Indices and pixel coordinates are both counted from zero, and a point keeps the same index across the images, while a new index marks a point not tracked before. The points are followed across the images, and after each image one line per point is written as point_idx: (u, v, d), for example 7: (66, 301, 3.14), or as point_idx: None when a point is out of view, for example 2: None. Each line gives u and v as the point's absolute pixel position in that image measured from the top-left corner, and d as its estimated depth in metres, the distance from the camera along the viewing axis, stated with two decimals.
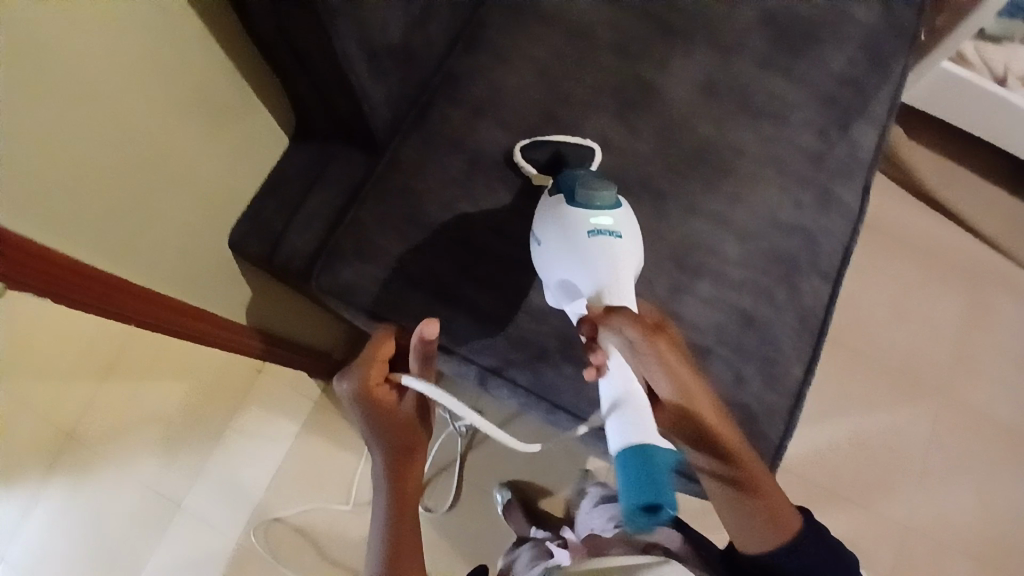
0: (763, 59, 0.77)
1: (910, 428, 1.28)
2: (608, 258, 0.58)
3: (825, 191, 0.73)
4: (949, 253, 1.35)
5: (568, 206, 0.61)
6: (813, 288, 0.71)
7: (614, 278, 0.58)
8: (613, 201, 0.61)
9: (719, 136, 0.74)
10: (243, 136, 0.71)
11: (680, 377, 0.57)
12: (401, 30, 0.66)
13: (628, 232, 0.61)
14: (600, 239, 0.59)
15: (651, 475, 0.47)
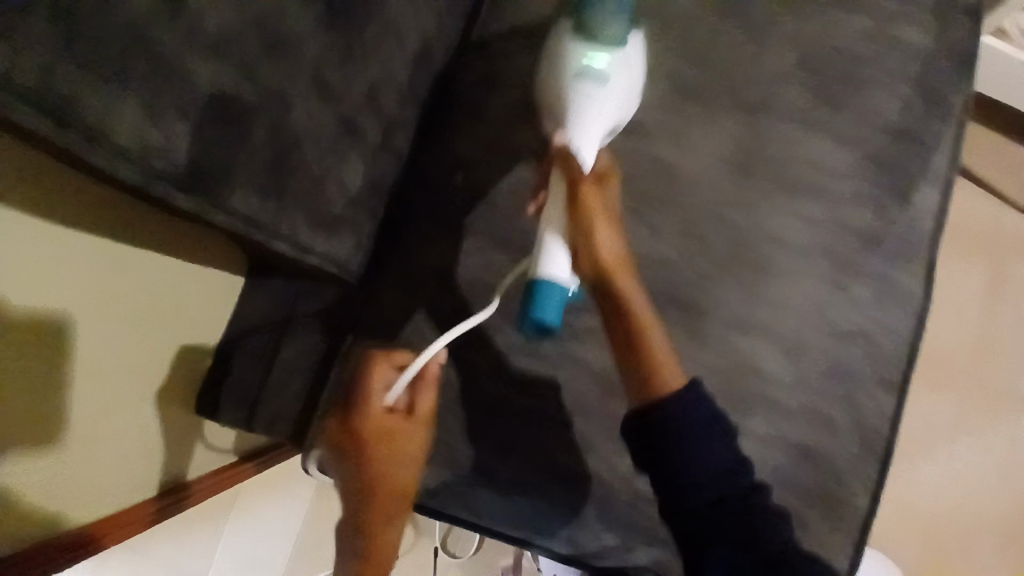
0: (802, 117, 0.63)
1: (942, 420, 1.11)
2: (583, 105, 0.53)
3: (883, 278, 0.62)
4: (1008, 233, 1.17)
5: (571, 39, 0.54)
6: (876, 401, 0.61)
7: (578, 125, 0.53)
8: (618, 40, 0.53)
9: (756, 225, 0.61)
10: (196, 309, 0.63)
11: (587, 207, 0.50)
12: (363, 168, 0.51)
13: (619, 87, 0.54)
14: (585, 81, 0.53)
15: (544, 297, 0.50)
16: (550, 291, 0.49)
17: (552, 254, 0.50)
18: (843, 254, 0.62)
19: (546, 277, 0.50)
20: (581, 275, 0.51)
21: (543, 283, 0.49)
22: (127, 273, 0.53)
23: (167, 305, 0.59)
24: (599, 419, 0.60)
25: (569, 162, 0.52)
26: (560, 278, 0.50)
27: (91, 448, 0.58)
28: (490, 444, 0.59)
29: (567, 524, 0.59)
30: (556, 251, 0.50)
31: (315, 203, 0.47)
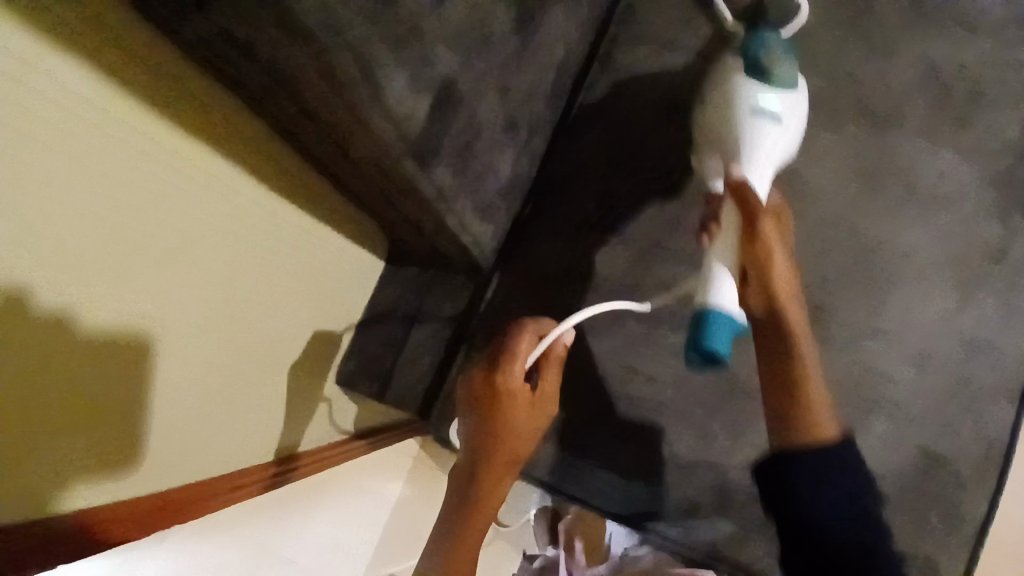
0: (928, 132, 0.64)
1: None
2: (758, 141, 0.54)
3: (1009, 290, 0.62)
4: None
5: (744, 75, 0.55)
6: (1003, 413, 0.60)
7: (754, 162, 0.54)
8: (789, 83, 0.56)
9: (878, 233, 0.63)
10: (335, 288, 0.68)
11: (770, 251, 0.51)
12: (512, 164, 0.57)
13: (790, 122, 0.56)
14: (761, 118, 0.54)
15: (715, 331, 0.50)
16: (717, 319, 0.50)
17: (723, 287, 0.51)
18: (966, 265, 0.62)
19: (718, 310, 0.50)
20: (749, 303, 0.52)
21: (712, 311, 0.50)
22: (275, 225, 0.57)
23: (304, 273, 0.63)
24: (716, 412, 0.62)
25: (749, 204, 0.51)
26: (728, 308, 0.50)
27: (222, 404, 0.60)
28: (609, 428, 0.64)
29: (676, 509, 0.63)
30: (727, 286, 0.51)
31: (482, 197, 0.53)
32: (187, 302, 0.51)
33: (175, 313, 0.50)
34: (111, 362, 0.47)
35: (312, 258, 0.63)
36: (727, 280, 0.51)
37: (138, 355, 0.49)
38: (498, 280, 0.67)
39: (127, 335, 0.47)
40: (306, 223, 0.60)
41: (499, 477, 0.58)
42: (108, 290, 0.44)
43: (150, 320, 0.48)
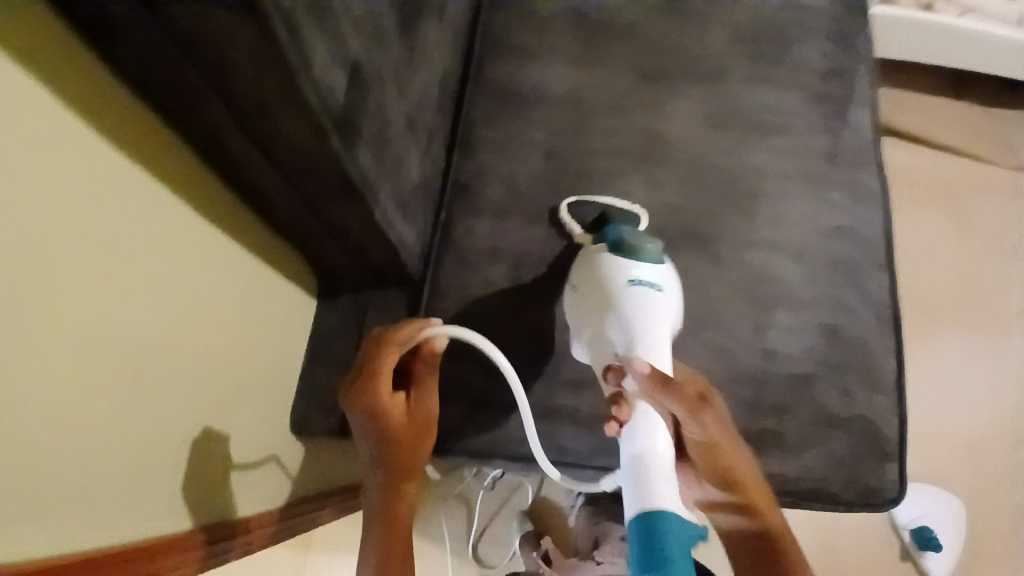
0: (751, 77, 0.78)
1: (938, 346, 1.20)
2: (643, 307, 0.59)
3: (852, 183, 0.75)
4: (938, 176, 1.30)
5: (613, 256, 0.62)
6: (876, 280, 0.72)
7: (643, 333, 0.58)
8: (656, 257, 0.62)
9: (736, 162, 0.74)
10: (278, 328, 0.66)
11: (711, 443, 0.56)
12: (418, 165, 0.63)
13: (668, 288, 0.61)
14: (641, 291, 0.59)
15: (663, 544, 0.49)
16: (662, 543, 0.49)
17: (657, 495, 0.52)
18: (812, 172, 0.75)
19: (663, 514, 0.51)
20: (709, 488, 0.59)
21: (658, 516, 0.50)
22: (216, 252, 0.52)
23: (245, 311, 0.59)
24: None
25: (675, 398, 0.54)
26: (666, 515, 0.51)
27: (181, 451, 0.52)
28: (564, 385, 0.68)
29: None
30: (663, 491, 0.52)
31: (401, 191, 0.58)
32: (137, 336, 0.45)
33: (147, 343, 0.45)
34: (70, 404, 0.39)
35: (251, 294, 0.59)
36: (660, 483, 0.53)
37: (97, 395, 0.41)
38: (434, 280, 0.71)
39: (79, 376, 0.39)
40: (244, 256, 0.57)
41: (404, 485, 0.54)
42: (62, 310, 0.38)
43: (98, 354, 0.41)
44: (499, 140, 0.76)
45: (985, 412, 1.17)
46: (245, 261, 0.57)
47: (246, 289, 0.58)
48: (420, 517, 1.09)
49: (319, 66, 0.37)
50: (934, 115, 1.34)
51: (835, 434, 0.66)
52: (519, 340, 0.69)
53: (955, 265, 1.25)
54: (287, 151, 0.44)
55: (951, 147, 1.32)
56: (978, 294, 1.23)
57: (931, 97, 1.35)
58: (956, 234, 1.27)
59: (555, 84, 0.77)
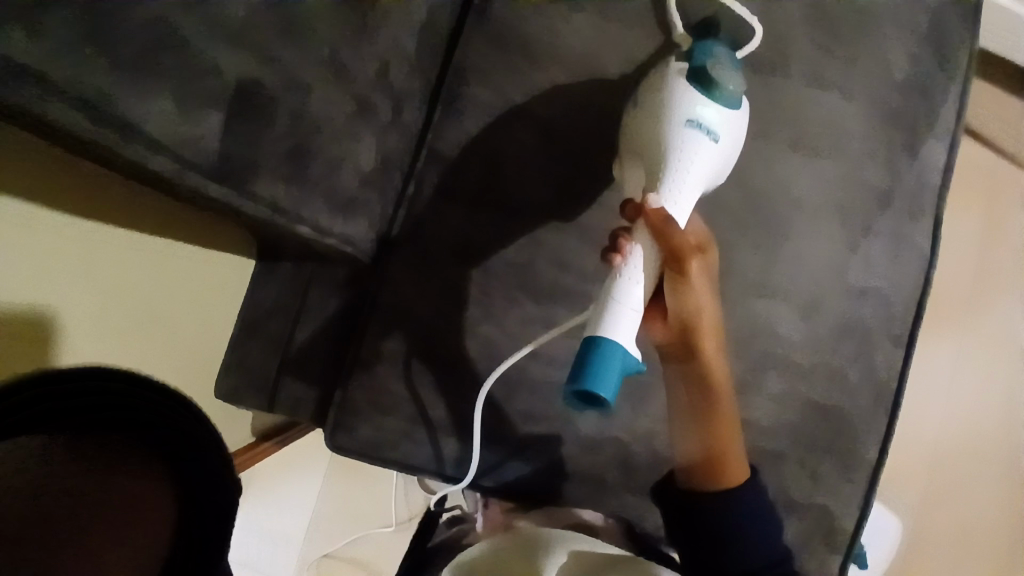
0: (818, 76, 0.62)
1: (936, 371, 1.10)
2: (689, 152, 0.53)
3: (895, 235, 0.63)
4: (1001, 183, 1.12)
5: (684, 80, 0.54)
6: (886, 355, 0.62)
7: (678, 175, 0.53)
8: (732, 101, 0.55)
9: (768, 186, 0.61)
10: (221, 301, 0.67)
11: (690, 287, 0.54)
12: (375, 148, 0.51)
13: (725, 139, 0.55)
14: (693, 132, 0.53)
15: (602, 367, 0.48)
16: (608, 355, 0.48)
17: (620, 319, 0.50)
18: (855, 213, 0.62)
19: (607, 339, 0.49)
20: (675, 346, 0.56)
21: (604, 342, 0.49)
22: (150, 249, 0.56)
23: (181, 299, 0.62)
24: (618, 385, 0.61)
25: (671, 233, 0.52)
26: (620, 339, 0.49)
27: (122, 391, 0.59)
28: (514, 415, 0.61)
29: (585, 487, 0.62)
30: (627, 323, 0.50)
31: (340, 189, 0.46)
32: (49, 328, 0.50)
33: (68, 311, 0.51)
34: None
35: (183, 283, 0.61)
36: (625, 309, 0.50)
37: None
38: (386, 268, 0.61)
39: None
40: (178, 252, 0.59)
41: None
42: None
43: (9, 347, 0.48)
44: (489, 107, 0.62)
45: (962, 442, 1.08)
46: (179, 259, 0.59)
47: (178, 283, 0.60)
48: None
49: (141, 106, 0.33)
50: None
51: (789, 514, 0.61)
52: (470, 355, 0.61)
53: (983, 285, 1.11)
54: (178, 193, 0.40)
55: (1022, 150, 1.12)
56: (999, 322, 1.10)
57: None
58: (998, 250, 1.11)
59: (574, 43, 0.62)
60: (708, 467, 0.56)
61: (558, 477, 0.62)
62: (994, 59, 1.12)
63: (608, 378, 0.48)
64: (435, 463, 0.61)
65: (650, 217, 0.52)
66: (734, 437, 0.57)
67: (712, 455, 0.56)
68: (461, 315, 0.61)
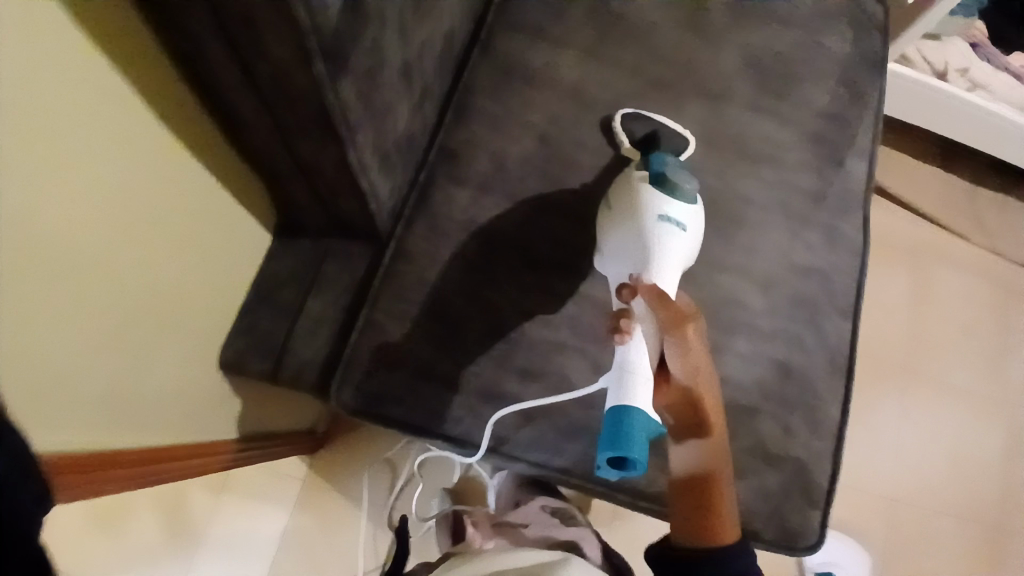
0: (756, 104, 0.78)
1: (877, 404, 1.20)
2: (662, 243, 0.61)
3: (831, 228, 0.76)
4: (914, 240, 1.31)
5: (650, 186, 0.64)
6: (836, 326, 0.72)
7: (658, 260, 0.61)
8: (691, 198, 0.65)
9: (725, 185, 0.74)
10: (240, 277, 0.68)
11: (689, 353, 0.57)
12: (407, 119, 0.60)
13: (690, 228, 0.64)
14: (666, 226, 0.62)
15: (626, 433, 0.54)
16: (633, 419, 0.54)
17: (638, 389, 0.56)
18: (796, 209, 0.75)
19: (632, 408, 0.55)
20: (674, 414, 0.58)
21: (627, 410, 0.54)
22: (91, 99, 0.42)
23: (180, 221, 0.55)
24: (606, 344, 0.68)
25: (667, 300, 0.58)
26: (640, 406, 0.55)
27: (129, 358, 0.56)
28: (513, 373, 0.67)
29: (579, 444, 0.67)
30: (641, 391, 0.56)
31: (382, 139, 0.55)
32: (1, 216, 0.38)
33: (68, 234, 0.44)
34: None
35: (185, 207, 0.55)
36: (640, 380, 0.56)
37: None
38: (401, 240, 0.69)
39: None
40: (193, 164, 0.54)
41: None
42: None
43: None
44: (494, 114, 0.74)
45: (911, 470, 1.17)
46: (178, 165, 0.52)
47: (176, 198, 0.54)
48: (340, 479, 1.07)
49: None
50: (921, 184, 1.35)
51: (767, 467, 0.66)
52: (476, 318, 0.67)
53: (911, 328, 1.25)
54: (269, 74, 0.44)
55: (927, 213, 1.33)
56: (926, 360, 1.24)
57: (920, 166, 1.36)
58: (913, 294, 1.28)
59: (564, 69, 0.76)
60: (712, 529, 0.58)
61: (555, 432, 0.66)
62: (891, 140, 1.36)
63: (635, 439, 0.53)
64: (441, 417, 0.65)
65: (649, 292, 0.59)
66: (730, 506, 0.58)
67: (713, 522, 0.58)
68: (469, 281, 0.68)
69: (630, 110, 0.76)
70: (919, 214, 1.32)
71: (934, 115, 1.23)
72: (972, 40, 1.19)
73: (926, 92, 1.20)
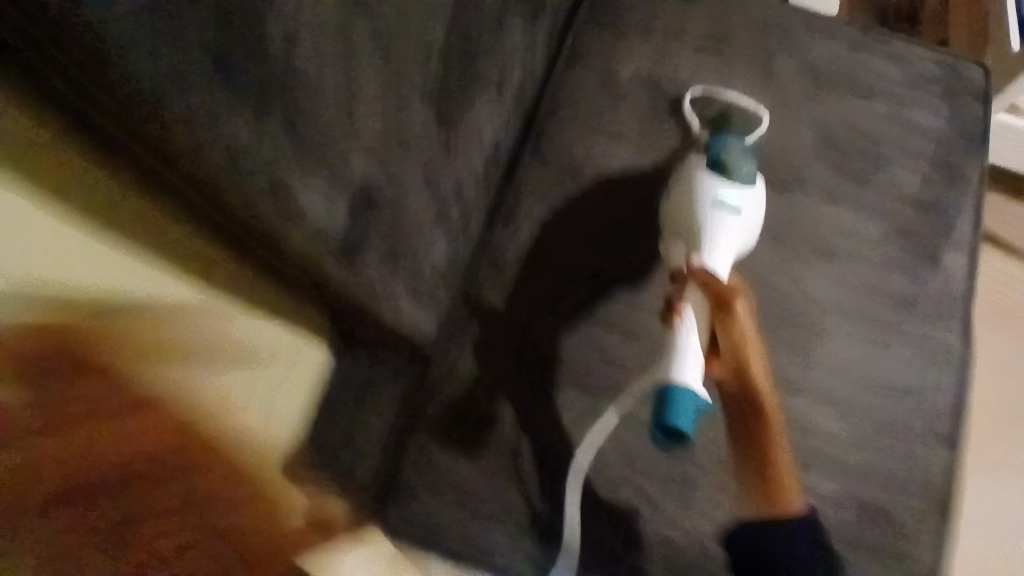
0: (836, 194, 0.71)
1: (1008, 500, 1.02)
2: (717, 229, 0.59)
3: (927, 339, 0.66)
4: None
5: (706, 170, 0.62)
6: (937, 458, 0.63)
7: (711, 243, 0.59)
8: (750, 178, 0.62)
9: (800, 293, 0.67)
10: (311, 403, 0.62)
11: (737, 326, 0.55)
12: (446, 247, 0.58)
13: (749, 212, 0.61)
14: (720, 210, 0.60)
15: (681, 406, 0.50)
16: (686, 393, 0.50)
17: (687, 363, 0.52)
18: (884, 317, 0.67)
19: (682, 385, 0.51)
20: (728, 389, 0.55)
21: (679, 385, 0.50)
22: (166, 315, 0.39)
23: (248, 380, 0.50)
24: (662, 476, 0.63)
25: (713, 277, 0.56)
26: (689, 381, 0.51)
27: None
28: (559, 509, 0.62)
29: None
30: (692, 366, 0.52)
31: (416, 280, 0.53)
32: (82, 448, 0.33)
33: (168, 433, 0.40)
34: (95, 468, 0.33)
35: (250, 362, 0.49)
36: (690, 355, 0.53)
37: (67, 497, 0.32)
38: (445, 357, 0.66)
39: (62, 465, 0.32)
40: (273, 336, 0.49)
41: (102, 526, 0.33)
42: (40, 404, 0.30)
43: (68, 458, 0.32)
44: (543, 218, 0.70)
45: None
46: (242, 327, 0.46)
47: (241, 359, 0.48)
48: None
49: (298, 189, 0.36)
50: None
51: None
52: (523, 446, 0.63)
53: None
54: (297, 264, 0.38)
55: None
56: None
57: None
58: None
59: (617, 166, 0.72)
60: (773, 498, 0.53)
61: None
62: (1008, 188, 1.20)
63: (686, 412, 0.49)
64: (491, 555, 0.61)
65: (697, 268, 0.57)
66: (791, 475, 0.54)
67: (773, 492, 0.53)
68: (516, 404, 0.64)
69: (699, 88, 0.74)
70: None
71: None
72: None
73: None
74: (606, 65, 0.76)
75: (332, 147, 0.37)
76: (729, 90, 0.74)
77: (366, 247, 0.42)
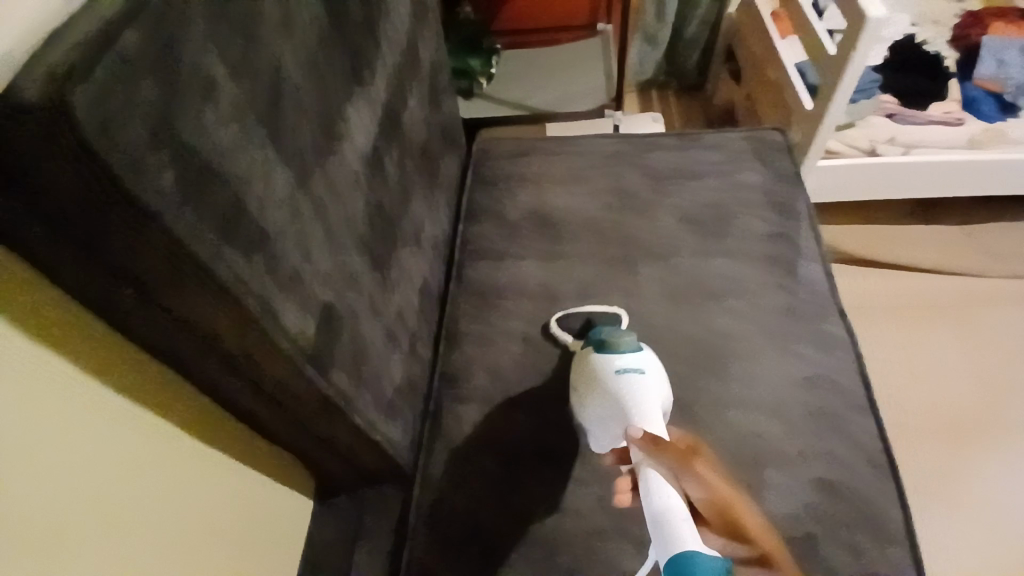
0: (702, 248, 0.88)
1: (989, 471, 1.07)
2: (632, 393, 0.66)
3: (815, 334, 0.80)
4: (935, 297, 1.29)
5: (598, 358, 0.71)
6: (861, 426, 0.73)
7: (637, 408, 0.65)
8: (635, 345, 0.71)
9: (702, 329, 0.81)
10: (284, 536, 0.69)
11: (704, 478, 0.55)
12: (401, 367, 0.70)
13: (651, 370, 0.69)
14: (627, 377, 0.67)
15: None
16: (698, 561, 0.47)
17: (686, 532, 0.49)
18: (775, 328, 0.80)
19: (690, 553, 0.47)
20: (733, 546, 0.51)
21: (688, 556, 0.47)
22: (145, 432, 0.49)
23: (215, 495, 0.57)
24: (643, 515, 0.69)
25: (663, 441, 0.58)
26: (699, 548, 0.48)
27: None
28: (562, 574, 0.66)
29: None
30: (690, 532, 0.49)
31: (382, 397, 0.64)
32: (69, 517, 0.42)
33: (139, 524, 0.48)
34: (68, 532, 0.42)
35: (211, 472, 0.57)
36: (683, 521, 0.50)
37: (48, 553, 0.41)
38: (425, 471, 0.74)
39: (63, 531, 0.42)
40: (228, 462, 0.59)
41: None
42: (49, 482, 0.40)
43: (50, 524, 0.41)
44: (479, 332, 0.83)
45: None
46: (201, 448, 0.55)
47: (200, 471, 0.55)
48: None
49: (283, 308, 0.47)
50: (908, 239, 1.38)
51: None
52: (515, 526, 0.69)
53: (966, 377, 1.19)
54: (276, 382, 0.51)
55: (931, 263, 1.33)
56: (1005, 404, 1.14)
57: (901, 227, 1.41)
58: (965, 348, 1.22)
59: (528, 276, 0.88)
60: None
61: None
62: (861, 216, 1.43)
63: None
64: None
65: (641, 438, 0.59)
66: None
67: None
68: (498, 491, 0.71)
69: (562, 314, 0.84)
70: (922, 265, 1.33)
71: (890, 181, 1.31)
72: (887, 111, 1.30)
73: (871, 169, 1.29)
74: (498, 206, 0.96)
75: (299, 283, 0.50)
76: (587, 305, 0.84)
77: (335, 365, 0.54)
